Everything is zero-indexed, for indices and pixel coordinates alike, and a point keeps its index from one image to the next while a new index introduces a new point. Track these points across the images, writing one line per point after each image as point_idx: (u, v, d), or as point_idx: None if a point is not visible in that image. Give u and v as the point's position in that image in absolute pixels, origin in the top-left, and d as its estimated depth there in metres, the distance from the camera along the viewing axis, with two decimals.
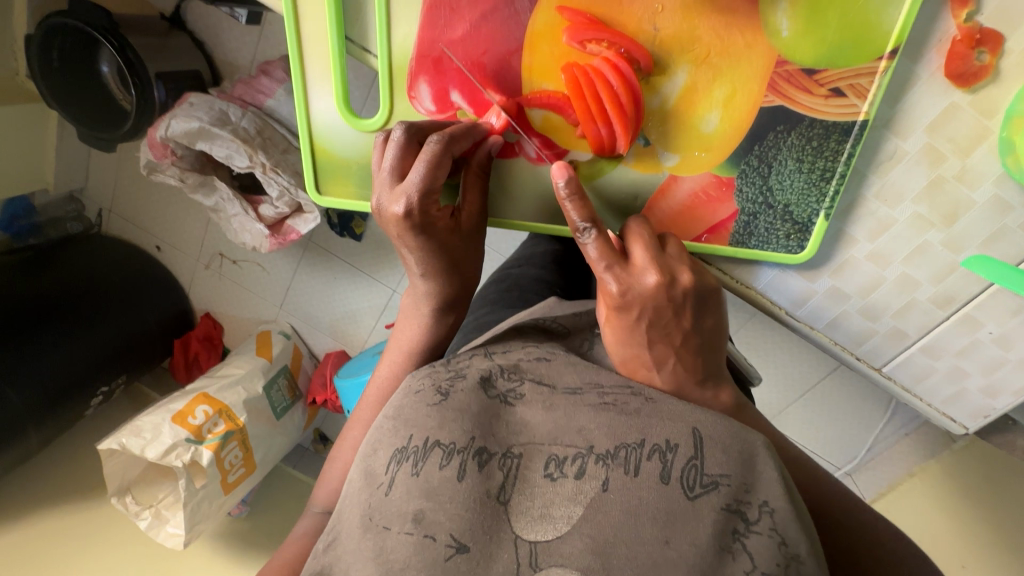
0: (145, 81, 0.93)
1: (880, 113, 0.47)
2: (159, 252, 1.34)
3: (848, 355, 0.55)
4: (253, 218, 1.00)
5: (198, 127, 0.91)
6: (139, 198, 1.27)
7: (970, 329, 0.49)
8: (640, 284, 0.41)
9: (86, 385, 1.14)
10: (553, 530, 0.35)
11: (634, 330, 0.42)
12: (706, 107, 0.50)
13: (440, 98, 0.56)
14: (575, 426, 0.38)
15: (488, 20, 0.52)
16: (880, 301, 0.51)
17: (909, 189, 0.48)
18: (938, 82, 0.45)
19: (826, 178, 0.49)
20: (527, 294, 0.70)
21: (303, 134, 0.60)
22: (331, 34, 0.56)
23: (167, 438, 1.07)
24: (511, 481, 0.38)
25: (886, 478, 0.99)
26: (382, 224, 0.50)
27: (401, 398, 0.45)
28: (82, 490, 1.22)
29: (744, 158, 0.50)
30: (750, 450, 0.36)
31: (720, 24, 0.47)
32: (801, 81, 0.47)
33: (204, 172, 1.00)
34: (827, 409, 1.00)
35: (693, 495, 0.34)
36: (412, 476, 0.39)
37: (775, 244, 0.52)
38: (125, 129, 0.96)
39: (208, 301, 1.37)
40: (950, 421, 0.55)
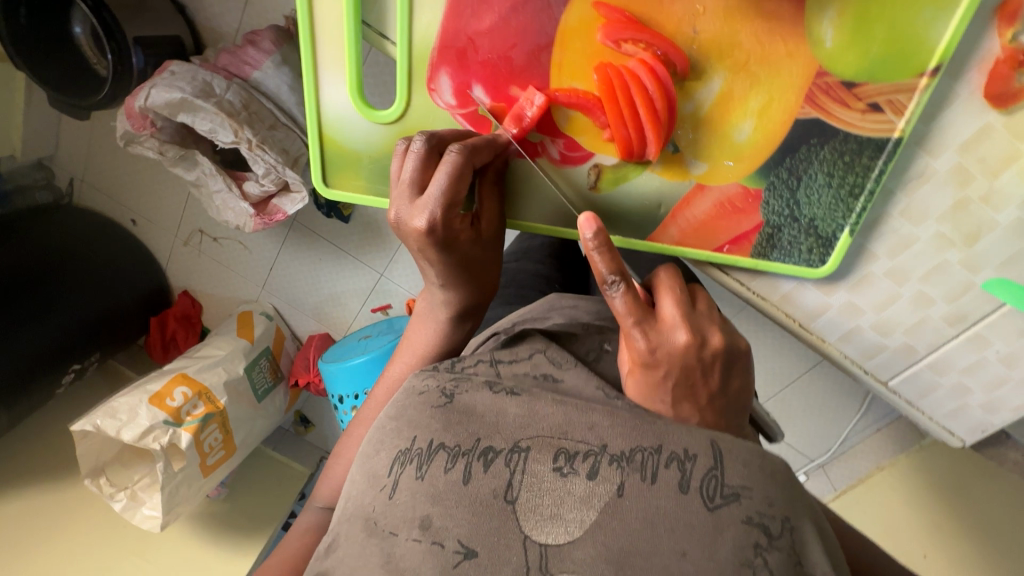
0: (122, 45, 0.88)
1: (915, 131, 0.46)
2: (135, 226, 1.28)
3: (857, 368, 0.56)
4: (238, 196, 0.96)
5: (180, 98, 0.86)
6: (114, 167, 1.21)
7: (978, 347, 0.50)
8: (671, 342, 0.39)
9: (56, 363, 1.10)
10: (565, 534, 0.35)
11: (659, 387, 0.40)
12: (741, 116, 0.49)
13: (462, 93, 0.54)
14: (586, 423, 0.38)
15: (519, 13, 0.50)
16: (893, 318, 0.52)
17: (934, 208, 0.48)
18: (975, 102, 0.44)
19: (855, 195, 0.49)
20: (526, 289, 0.70)
21: (311, 123, 0.57)
22: (347, 18, 0.53)
23: (144, 420, 1.04)
24: (518, 478, 0.37)
25: (856, 471, 1.03)
26: (401, 236, 0.49)
27: (403, 399, 0.45)
28: (54, 470, 1.18)
29: (774, 171, 0.50)
30: (772, 470, 0.36)
31: (762, 30, 0.46)
32: (839, 93, 0.46)
33: (185, 146, 0.95)
34: (808, 403, 1.01)
35: (713, 506, 0.34)
36: (416, 480, 0.38)
37: (796, 257, 0.52)
38: (102, 98, 0.91)
39: (186, 278, 1.32)
40: (948, 434, 0.57)
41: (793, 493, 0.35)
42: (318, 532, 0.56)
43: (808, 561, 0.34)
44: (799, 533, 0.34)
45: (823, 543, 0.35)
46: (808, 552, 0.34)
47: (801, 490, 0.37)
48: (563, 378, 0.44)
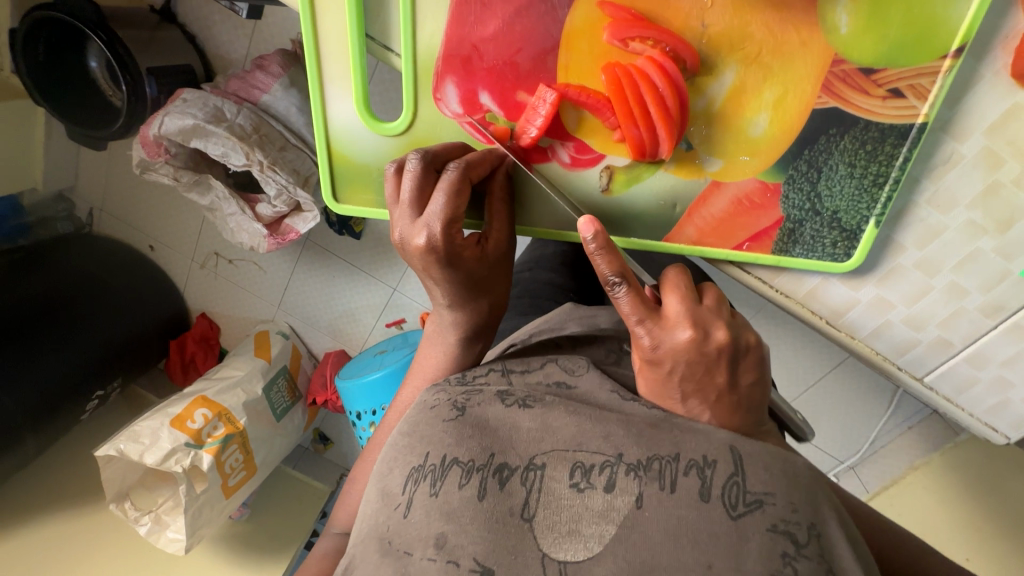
0: (136, 76, 0.90)
1: (939, 116, 0.45)
2: (152, 251, 1.31)
3: (889, 365, 0.53)
4: (251, 218, 0.98)
5: (192, 124, 0.88)
6: (131, 195, 1.23)
7: (1018, 337, 0.48)
8: (673, 339, 0.38)
9: (80, 391, 1.12)
10: (585, 550, 0.34)
11: (667, 383, 0.39)
12: (755, 109, 0.48)
13: (468, 100, 0.54)
14: (601, 435, 0.37)
15: (522, 16, 0.50)
16: (925, 311, 0.50)
17: (963, 195, 0.46)
18: (1001, 82, 0.43)
19: (879, 183, 0.47)
20: (540, 300, 0.69)
21: (319, 138, 0.58)
22: (351, 32, 0.54)
23: (166, 443, 1.05)
24: (535, 495, 0.36)
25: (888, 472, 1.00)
26: (406, 256, 0.48)
27: (415, 414, 0.45)
28: (77, 496, 1.20)
29: (793, 163, 0.49)
30: (791, 474, 0.35)
31: (774, 20, 0.46)
32: (857, 80, 0.45)
33: (199, 171, 0.97)
34: (836, 404, 0.98)
35: (736, 515, 0.33)
36: (430, 497, 0.38)
37: (820, 252, 0.51)
38: (116, 127, 0.93)
39: (204, 301, 1.34)
40: (992, 432, 0.53)
41: (814, 493, 0.35)
42: (334, 556, 0.55)
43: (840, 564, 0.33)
44: (825, 538, 0.33)
45: (854, 549, 0.34)
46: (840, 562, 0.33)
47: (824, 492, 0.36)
48: (577, 385, 0.43)
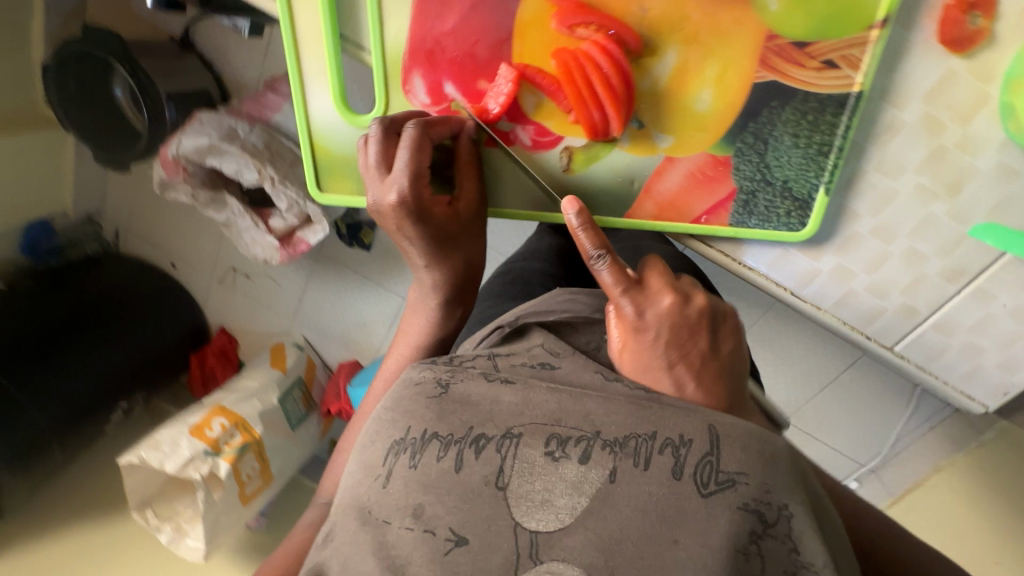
0: (157, 101, 0.96)
1: (876, 84, 0.47)
2: (174, 268, 1.37)
3: (858, 334, 0.55)
4: (264, 231, 1.02)
5: (208, 144, 0.94)
6: (154, 215, 1.30)
7: (984, 303, 0.50)
8: (656, 306, 0.41)
9: (106, 402, 1.17)
10: (556, 521, 0.35)
11: (651, 352, 0.40)
12: (698, 86, 0.51)
13: (434, 90, 0.57)
14: (582, 412, 0.38)
15: (477, 11, 0.54)
16: (886, 278, 0.52)
17: (909, 160, 0.48)
18: (934, 49, 0.46)
19: (824, 152, 0.49)
20: (532, 285, 0.70)
21: (302, 135, 0.61)
22: (326, 34, 0.57)
23: (185, 451, 1.09)
24: (509, 464, 0.37)
25: (912, 473, 0.98)
26: (381, 216, 0.53)
27: (400, 390, 0.45)
28: (102, 506, 1.24)
29: (739, 136, 0.51)
30: (771, 453, 0.36)
31: (708, 2, 0.49)
32: (793, 55, 0.48)
33: (216, 189, 1.02)
34: (851, 403, 0.98)
35: (706, 492, 0.34)
36: (409, 468, 0.40)
37: (775, 222, 0.52)
38: (139, 148, 0.99)
39: (223, 316, 1.39)
40: (970, 401, 0.55)
41: (793, 476, 0.36)
42: None
43: (805, 551, 0.34)
44: (796, 521, 0.35)
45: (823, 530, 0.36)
46: (805, 540, 0.34)
47: (801, 477, 0.37)
48: (559, 366, 0.44)
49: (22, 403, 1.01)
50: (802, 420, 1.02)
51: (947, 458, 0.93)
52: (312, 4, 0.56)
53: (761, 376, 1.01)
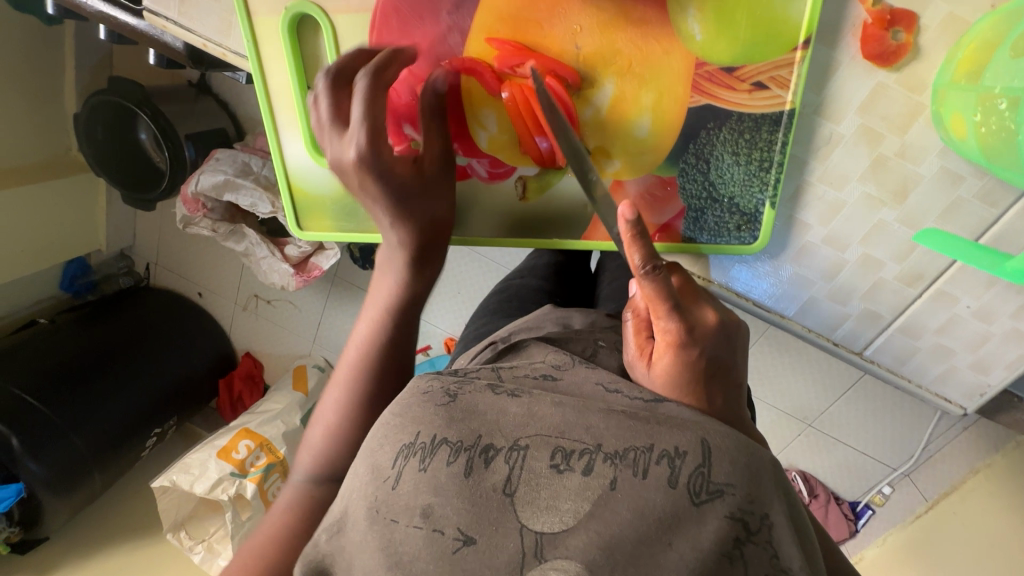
0: (177, 143, 1.01)
1: (808, 101, 0.50)
2: (201, 297, 1.42)
3: (825, 340, 0.58)
4: (280, 259, 1.07)
5: (224, 180, 1.00)
6: (180, 249, 1.36)
7: (947, 304, 0.52)
8: (705, 321, 0.42)
9: (141, 430, 1.23)
10: (559, 523, 0.34)
11: (696, 369, 0.41)
12: (637, 113, 0.52)
13: (394, 132, 0.58)
14: (583, 424, 0.36)
15: (425, 59, 0.55)
16: (846, 284, 0.55)
17: (852, 171, 0.51)
18: (859, 65, 0.48)
19: (765, 167, 0.51)
20: (526, 303, 0.71)
21: (280, 179, 0.63)
22: (292, 86, 0.59)
23: (213, 473, 1.14)
24: (517, 474, 0.35)
25: (947, 477, 0.94)
26: (341, 175, 0.50)
27: (405, 399, 0.41)
28: (142, 528, 1.31)
29: (681, 158, 0.53)
30: (758, 465, 0.35)
31: (637, 36, 0.50)
32: (722, 78, 0.50)
33: (233, 221, 1.07)
34: (872, 409, 0.96)
35: (698, 501, 0.33)
36: (418, 472, 0.36)
37: (727, 236, 0.55)
38: (162, 189, 1.05)
39: (248, 341, 1.42)
40: (946, 403, 0.56)
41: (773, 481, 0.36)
42: None
43: (787, 558, 0.34)
44: (777, 529, 0.34)
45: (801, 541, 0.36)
46: (786, 550, 0.34)
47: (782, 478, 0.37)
48: (561, 377, 0.42)
49: (63, 429, 1.08)
50: (828, 424, 1.00)
51: (983, 461, 0.90)
52: (277, 56, 0.58)
53: (779, 380, 0.99)
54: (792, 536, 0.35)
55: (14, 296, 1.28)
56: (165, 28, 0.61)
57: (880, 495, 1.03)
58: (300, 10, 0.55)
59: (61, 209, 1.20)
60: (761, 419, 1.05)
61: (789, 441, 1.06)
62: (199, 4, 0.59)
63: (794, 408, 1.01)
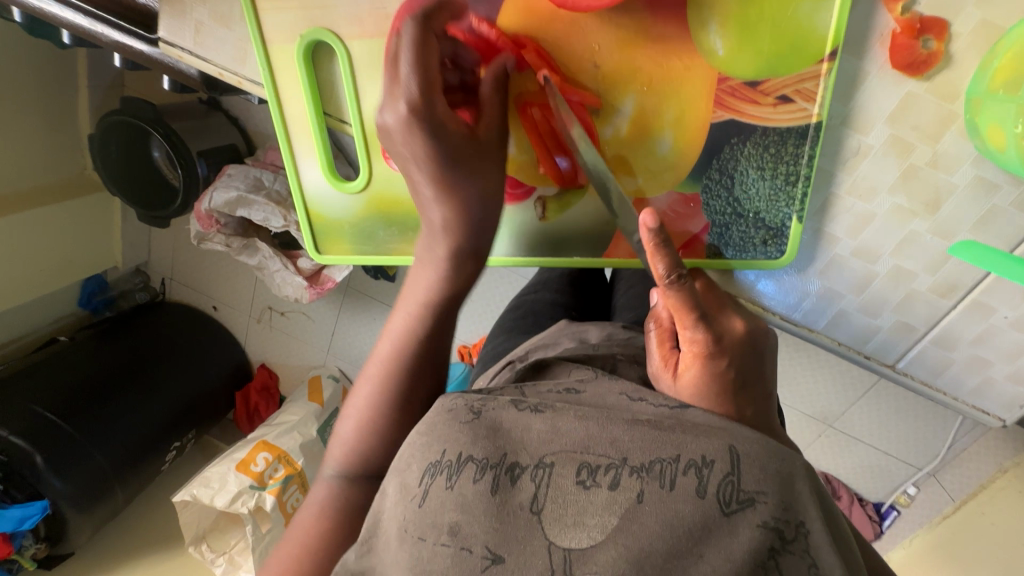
0: (189, 160, 1.02)
1: (835, 112, 0.49)
2: (216, 311, 1.42)
3: (857, 354, 0.57)
4: (293, 272, 1.08)
5: (236, 196, 1.01)
6: (195, 264, 1.38)
7: (983, 315, 0.51)
8: (734, 329, 0.42)
9: (160, 445, 1.24)
10: (587, 539, 0.32)
11: (728, 382, 0.40)
12: (659, 130, 0.52)
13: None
14: (607, 437, 0.35)
15: None
16: (877, 297, 0.54)
17: (883, 182, 0.50)
18: (887, 75, 0.47)
19: (792, 181, 0.51)
20: (540, 319, 0.71)
21: (298, 204, 0.63)
22: (309, 113, 0.59)
23: (233, 486, 1.14)
24: (543, 491, 0.34)
25: (974, 477, 0.92)
26: (387, 136, 0.47)
27: (431, 415, 0.40)
28: (164, 540, 1.32)
29: (705, 173, 0.52)
30: (789, 474, 0.34)
31: (658, 52, 0.49)
32: (746, 93, 0.49)
33: (246, 236, 1.08)
34: (893, 409, 0.94)
35: (728, 511, 0.32)
36: (446, 490, 0.35)
37: (753, 251, 0.54)
38: (175, 206, 1.05)
39: (263, 352, 1.43)
40: (984, 414, 0.55)
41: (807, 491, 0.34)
42: None
43: (824, 564, 0.33)
44: (813, 537, 0.33)
45: (840, 552, 0.34)
46: (824, 557, 0.33)
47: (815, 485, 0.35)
48: (585, 390, 0.41)
49: (85, 446, 1.09)
50: (848, 425, 0.99)
51: (1013, 460, 0.88)
52: (293, 83, 0.58)
53: (797, 382, 0.98)
54: (830, 543, 0.33)
55: (35, 314, 1.30)
56: (180, 57, 0.61)
57: (905, 496, 1.00)
58: (316, 38, 0.55)
59: (77, 228, 1.21)
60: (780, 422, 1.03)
61: (810, 442, 1.04)
62: (214, 33, 0.59)
63: (814, 411, 0.99)
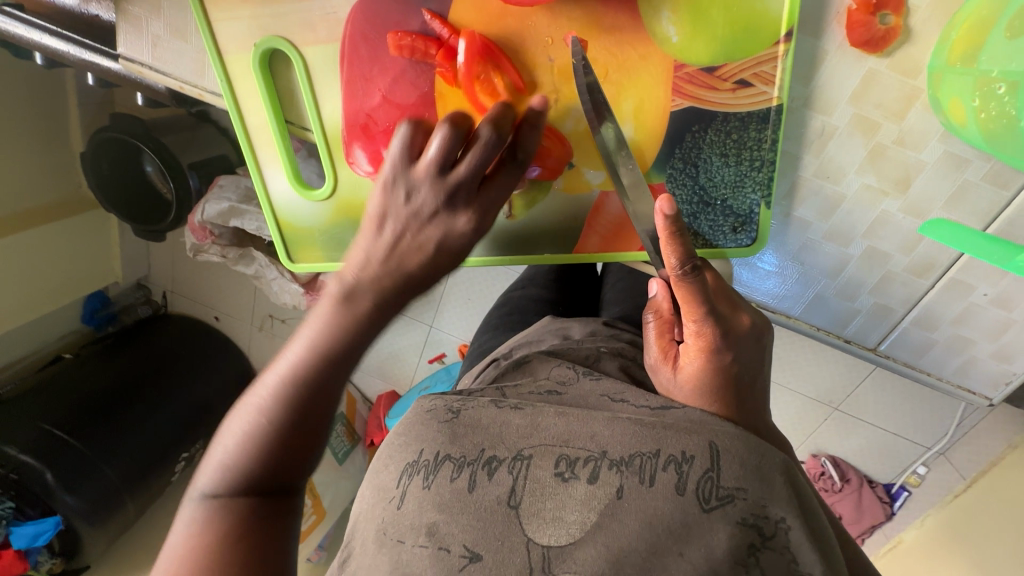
0: (181, 172, 1.02)
1: (796, 93, 0.48)
2: (217, 321, 1.45)
3: (836, 338, 0.57)
4: (290, 279, 1.07)
5: (229, 206, 1.01)
6: (196, 278, 1.40)
7: (964, 294, 0.50)
8: (739, 325, 0.41)
9: (171, 455, 1.23)
10: (566, 535, 0.32)
11: (720, 378, 0.40)
12: (618, 121, 0.51)
13: (375, 159, 0.57)
14: (588, 431, 0.35)
15: (399, 83, 0.54)
16: (853, 281, 0.53)
17: (850, 162, 0.49)
18: (848, 52, 0.46)
19: (757, 166, 0.50)
20: (527, 315, 0.71)
21: (267, 215, 0.62)
22: (269, 120, 0.59)
23: None
24: (521, 484, 0.34)
25: (983, 454, 0.92)
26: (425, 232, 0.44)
27: (410, 416, 0.41)
28: None
29: (669, 162, 0.51)
30: (768, 467, 0.33)
31: (611, 42, 0.49)
32: (702, 79, 0.48)
33: (242, 245, 1.08)
34: (900, 389, 0.93)
35: (707, 508, 0.31)
36: (423, 490, 0.35)
37: (723, 239, 0.53)
38: (169, 219, 1.05)
39: (266, 359, 1.45)
40: (971, 394, 0.56)
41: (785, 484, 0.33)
42: None
43: (804, 561, 0.32)
44: (793, 533, 0.32)
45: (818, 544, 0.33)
46: (802, 555, 0.32)
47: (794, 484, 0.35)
48: (566, 391, 0.41)
49: (96, 462, 1.10)
50: (855, 406, 0.97)
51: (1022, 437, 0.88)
52: (252, 93, 0.58)
53: (802, 366, 0.97)
54: (810, 540, 0.32)
55: (38, 333, 1.31)
56: (141, 73, 0.61)
57: (915, 476, 0.99)
58: (270, 45, 0.55)
59: (77, 247, 1.22)
60: (787, 407, 1.02)
61: (817, 427, 1.02)
62: (172, 46, 0.59)
63: (818, 394, 0.98)
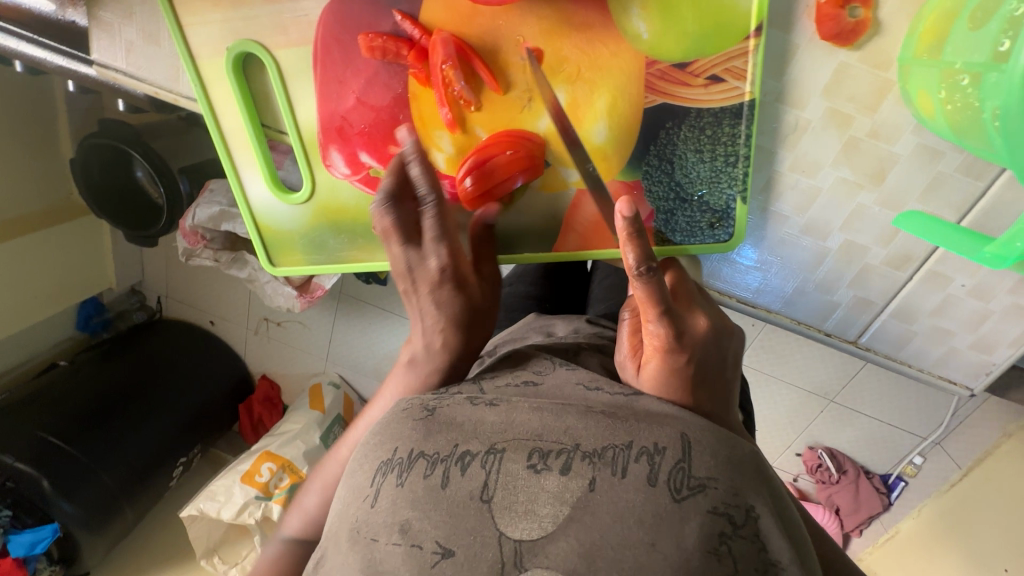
0: (171, 177, 1.01)
1: (768, 88, 0.48)
2: (213, 325, 1.43)
3: (815, 330, 0.57)
4: (283, 282, 1.07)
5: (219, 211, 1.00)
6: (189, 281, 1.38)
7: (941, 285, 0.51)
8: (695, 327, 0.41)
9: (166, 460, 1.25)
10: (538, 529, 0.31)
11: (686, 374, 0.40)
12: (593, 119, 0.51)
13: (352, 162, 0.57)
14: (561, 426, 0.35)
15: (373, 85, 0.54)
16: (831, 274, 0.54)
17: (825, 156, 0.49)
18: (818, 46, 0.46)
19: (731, 162, 0.49)
20: (514, 312, 0.71)
21: (246, 219, 0.62)
22: (246, 125, 0.59)
23: (239, 498, 1.16)
24: (494, 478, 0.33)
25: (977, 445, 0.91)
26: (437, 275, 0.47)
27: (387, 416, 0.41)
28: (178, 555, 1.34)
29: (644, 159, 0.51)
30: (738, 457, 0.34)
31: (582, 41, 0.49)
32: (675, 75, 0.48)
33: (234, 249, 1.08)
34: (897, 380, 0.92)
35: (679, 498, 0.31)
36: (396, 488, 0.35)
37: (700, 235, 0.53)
38: (160, 224, 1.04)
39: (263, 363, 1.43)
40: (951, 383, 0.56)
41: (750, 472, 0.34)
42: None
43: (773, 548, 0.32)
44: (763, 520, 0.33)
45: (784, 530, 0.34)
46: (772, 542, 0.32)
47: (761, 472, 0.35)
48: (542, 381, 0.42)
49: (91, 468, 1.10)
50: (851, 399, 0.97)
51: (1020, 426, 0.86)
52: (227, 97, 0.58)
53: (799, 359, 0.96)
54: (779, 528, 0.33)
55: (33, 340, 1.31)
56: (116, 79, 0.62)
57: (912, 466, 0.99)
58: (242, 49, 0.55)
59: (69, 254, 1.23)
60: (783, 400, 1.03)
61: (812, 420, 1.03)
62: (145, 51, 0.59)
63: (813, 387, 0.98)
